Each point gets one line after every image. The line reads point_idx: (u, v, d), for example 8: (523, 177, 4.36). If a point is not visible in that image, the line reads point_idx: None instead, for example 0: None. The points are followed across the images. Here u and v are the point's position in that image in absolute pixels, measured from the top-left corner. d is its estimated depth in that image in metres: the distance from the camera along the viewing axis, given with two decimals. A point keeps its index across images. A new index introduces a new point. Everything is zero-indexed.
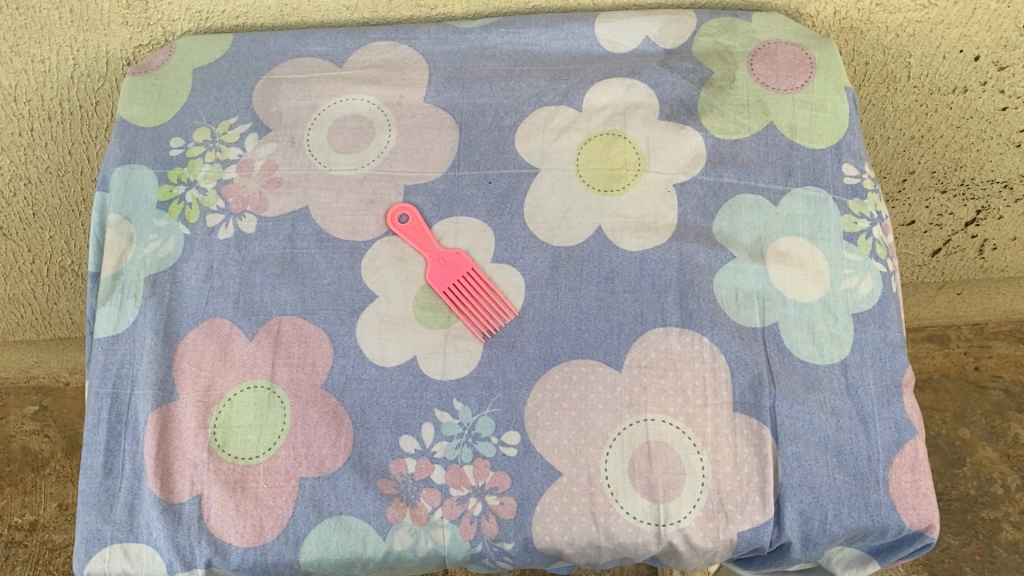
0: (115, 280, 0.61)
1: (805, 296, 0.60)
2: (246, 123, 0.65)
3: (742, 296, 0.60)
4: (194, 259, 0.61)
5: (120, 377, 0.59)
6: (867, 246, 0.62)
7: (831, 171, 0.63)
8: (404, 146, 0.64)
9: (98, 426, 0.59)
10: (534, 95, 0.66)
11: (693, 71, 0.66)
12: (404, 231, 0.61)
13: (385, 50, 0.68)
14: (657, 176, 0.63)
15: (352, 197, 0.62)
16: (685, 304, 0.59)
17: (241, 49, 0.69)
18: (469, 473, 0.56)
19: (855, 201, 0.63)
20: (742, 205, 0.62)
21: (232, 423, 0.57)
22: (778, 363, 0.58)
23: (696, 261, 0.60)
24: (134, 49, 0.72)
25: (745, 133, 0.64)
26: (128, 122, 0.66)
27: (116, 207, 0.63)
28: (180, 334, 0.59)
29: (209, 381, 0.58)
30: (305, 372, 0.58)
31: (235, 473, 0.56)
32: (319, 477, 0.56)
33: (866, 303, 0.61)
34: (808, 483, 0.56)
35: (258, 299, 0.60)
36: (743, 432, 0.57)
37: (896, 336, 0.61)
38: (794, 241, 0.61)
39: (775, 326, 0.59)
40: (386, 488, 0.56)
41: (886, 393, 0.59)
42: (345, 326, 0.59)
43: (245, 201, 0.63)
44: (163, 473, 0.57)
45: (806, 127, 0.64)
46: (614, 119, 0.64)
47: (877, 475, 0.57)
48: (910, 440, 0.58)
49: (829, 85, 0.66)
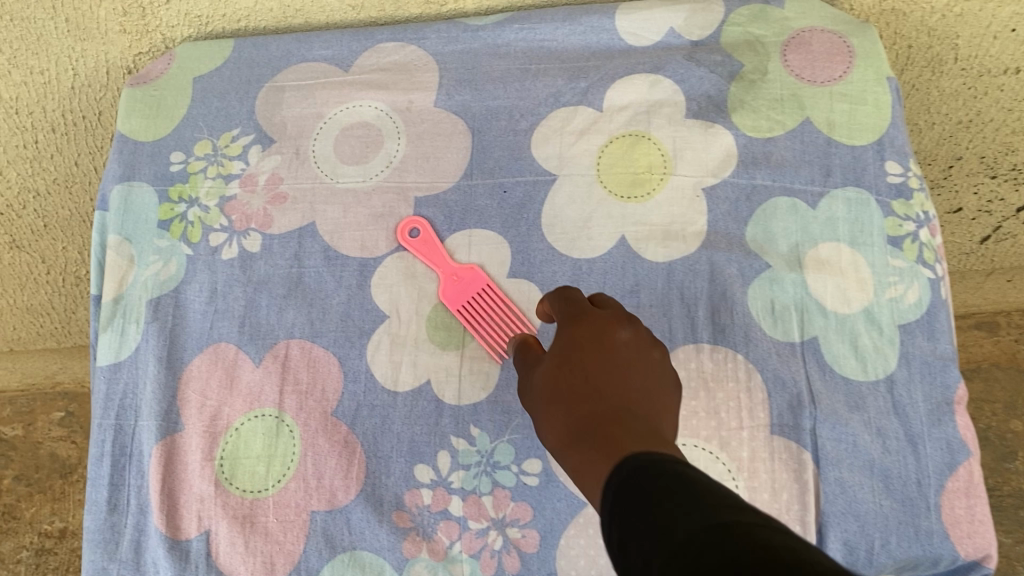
0: (117, 304, 0.58)
1: (846, 307, 0.56)
2: (249, 135, 0.62)
3: (778, 308, 0.56)
4: (197, 281, 0.58)
5: (123, 407, 0.56)
6: (914, 250, 0.57)
7: (872, 170, 0.59)
8: (415, 155, 0.61)
9: (101, 460, 0.56)
10: (552, 95, 0.62)
11: (722, 65, 0.62)
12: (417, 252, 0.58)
13: (393, 52, 0.64)
14: (684, 180, 0.59)
15: (361, 211, 0.59)
16: (718, 319, 0.56)
17: (242, 54, 0.65)
18: (488, 505, 0.53)
19: (900, 201, 0.58)
20: (777, 209, 0.58)
21: (240, 455, 0.54)
22: (819, 382, 0.55)
23: (727, 271, 0.57)
24: (134, 58, 0.70)
25: (779, 130, 0.60)
26: (126, 136, 0.63)
27: (116, 227, 0.60)
28: (184, 360, 0.57)
29: (215, 410, 0.55)
30: (314, 399, 0.55)
31: (243, 508, 0.54)
32: (331, 510, 0.53)
33: (913, 312, 0.56)
34: (852, 511, 0.53)
35: (265, 322, 0.57)
36: (782, 456, 0.53)
37: (948, 348, 0.56)
38: (834, 247, 0.57)
39: (814, 341, 0.55)
40: (401, 520, 0.53)
41: (937, 411, 0.55)
42: (356, 349, 0.56)
43: (249, 218, 0.59)
44: (169, 509, 0.54)
45: (845, 123, 0.60)
46: (637, 119, 0.61)
47: (928, 501, 0.53)
48: (964, 462, 0.54)
49: (869, 76, 0.61)
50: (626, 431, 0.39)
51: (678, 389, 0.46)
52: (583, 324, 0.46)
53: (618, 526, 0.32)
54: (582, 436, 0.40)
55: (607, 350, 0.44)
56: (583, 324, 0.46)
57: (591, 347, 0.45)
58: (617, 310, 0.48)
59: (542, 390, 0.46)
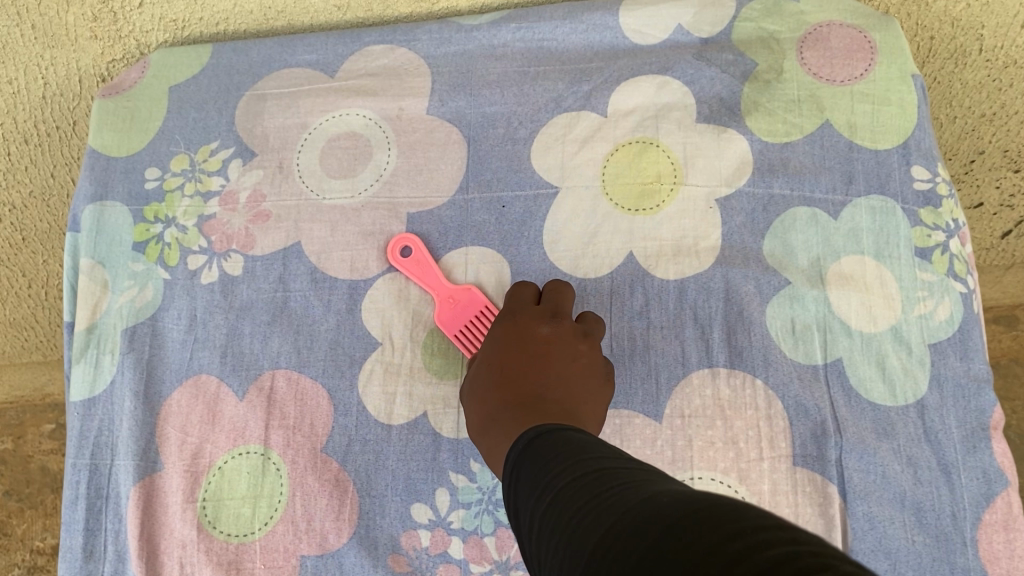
0: (90, 334, 0.55)
1: (872, 326, 0.52)
2: (228, 148, 0.58)
3: (799, 328, 0.52)
4: (175, 307, 0.54)
5: (99, 445, 0.53)
6: (943, 262, 0.53)
7: (898, 176, 0.55)
8: (407, 167, 0.57)
9: (76, 503, 0.52)
10: (552, 100, 0.58)
11: (734, 64, 0.57)
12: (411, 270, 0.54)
13: (381, 55, 0.60)
14: (696, 190, 0.55)
15: (350, 229, 0.55)
16: (734, 341, 0.52)
17: (221, 60, 0.61)
18: (491, 546, 0.49)
19: (928, 209, 0.54)
20: (796, 220, 0.54)
21: (224, 496, 0.51)
22: (844, 408, 0.51)
23: (744, 289, 0.53)
24: (108, 65, 0.66)
25: (797, 134, 0.56)
26: (98, 152, 0.59)
27: (88, 250, 0.56)
28: (162, 394, 0.53)
29: (196, 448, 0.52)
30: (303, 434, 0.52)
31: (229, 553, 0.50)
32: (322, 555, 0.50)
33: (944, 330, 0.52)
34: (883, 548, 0.49)
35: (248, 351, 0.53)
36: (805, 490, 0.49)
37: (982, 368, 0.52)
38: (858, 260, 0.53)
39: (838, 364, 0.52)
40: (398, 565, 0.50)
41: (971, 438, 0.51)
42: (346, 380, 0.53)
43: (230, 238, 0.55)
44: (149, 556, 0.50)
45: (868, 126, 0.56)
46: (644, 125, 0.56)
47: (963, 536, 0.49)
48: (1001, 493, 0.50)
49: (893, 74, 0.57)
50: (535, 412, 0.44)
51: (608, 379, 0.50)
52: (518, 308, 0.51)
53: (529, 493, 0.36)
54: (496, 416, 0.46)
55: (536, 338, 0.50)
56: (517, 303, 0.52)
57: (521, 337, 0.50)
58: (562, 301, 0.52)
59: (472, 383, 0.49)
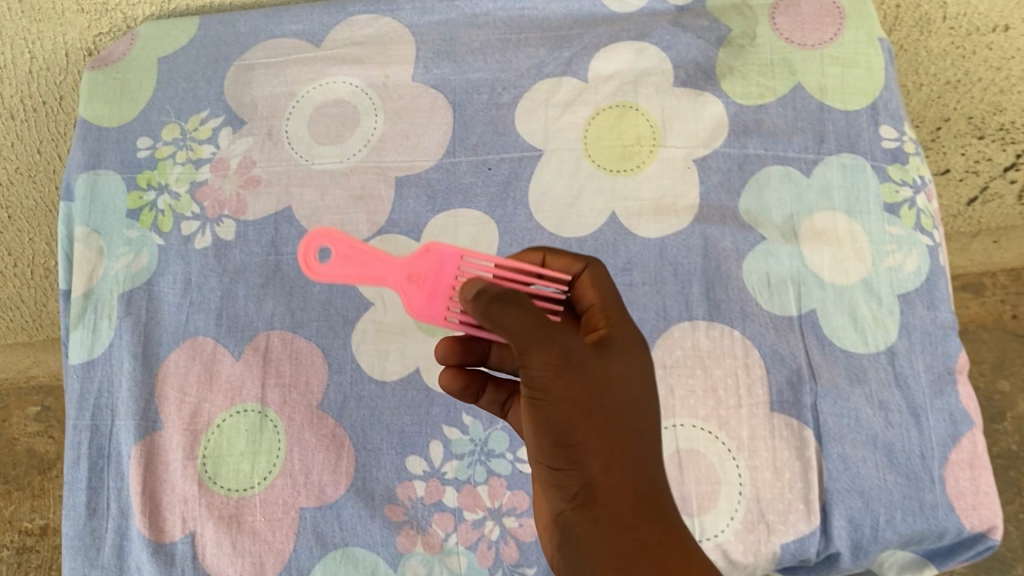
0: (87, 299, 0.56)
1: (844, 278, 0.54)
2: (218, 117, 0.59)
3: (774, 281, 0.55)
4: (170, 272, 0.56)
5: (99, 407, 0.54)
6: (911, 216, 0.56)
7: (866, 135, 0.57)
8: (393, 133, 0.58)
9: (78, 463, 0.53)
10: (534, 66, 0.59)
11: (709, 30, 0.59)
12: (335, 245, 0.43)
13: (366, 25, 0.61)
14: (674, 152, 0.57)
15: (339, 193, 0.57)
16: (712, 295, 0.55)
17: (209, 32, 0.62)
18: (484, 494, 0.51)
19: (896, 166, 0.57)
20: (770, 178, 0.57)
21: (223, 452, 0.52)
22: (818, 356, 0.53)
23: (722, 245, 0.55)
24: (94, 38, 0.67)
25: (770, 97, 0.58)
26: (89, 123, 0.60)
27: (83, 218, 0.57)
28: (160, 355, 0.54)
29: (195, 407, 0.53)
30: (298, 392, 0.53)
31: (230, 507, 0.51)
32: (320, 507, 0.51)
33: (912, 281, 0.55)
34: (856, 487, 0.51)
35: (243, 313, 0.55)
36: (782, 434, 0.52)
37: (948, 316, 0.55)
38: (830, 215, 0.56)
39: (812, 314, 0.54)
40: (394, 515, 0.51)
41: (939, 381, 0.53)
42: (340, 339, 0.54)
43: (222, 204, 0.57)
44: (151, 511, 0.52)
45: (838, 87, 0.58)
46: (624, 89, 0.58)
47: (932, 475, 0.51)
48: (967, 433, 0.52)
49: (861, 37, 0.59)
50: (642, 446, 0.37)
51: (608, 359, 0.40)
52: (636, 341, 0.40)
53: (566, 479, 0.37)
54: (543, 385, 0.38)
55: (653, 401, 0.39)
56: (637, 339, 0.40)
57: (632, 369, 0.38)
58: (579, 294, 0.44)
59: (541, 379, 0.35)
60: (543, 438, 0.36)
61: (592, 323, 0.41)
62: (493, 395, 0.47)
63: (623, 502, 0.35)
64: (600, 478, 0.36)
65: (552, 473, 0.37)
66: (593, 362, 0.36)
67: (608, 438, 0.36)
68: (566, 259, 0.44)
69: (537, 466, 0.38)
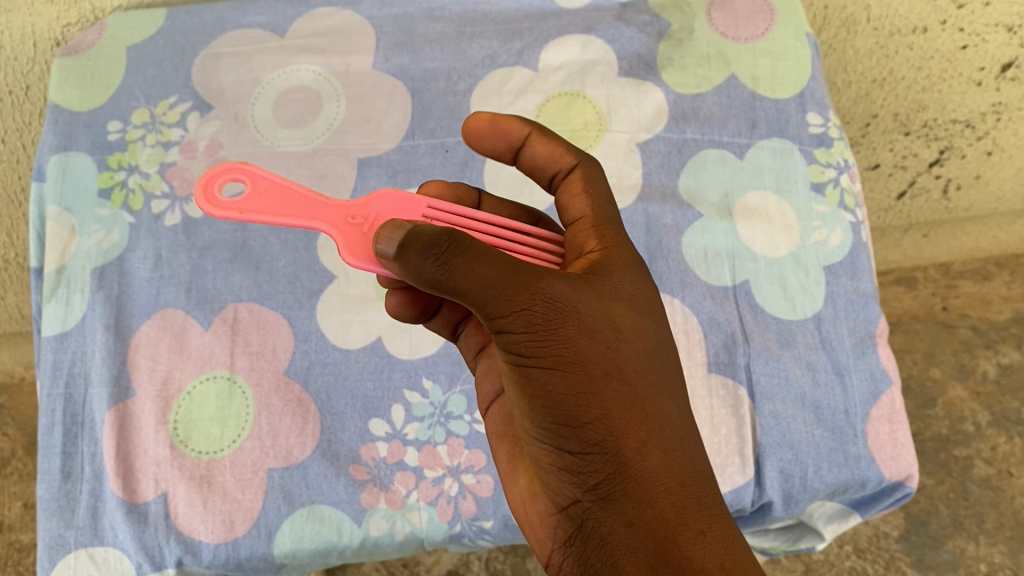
0: (60, 275, 0.58)
1: (775, 251, 0.59)
2: (186, 102, 0.62)
3: (711, 254, 0.59)
4: (141, 248, 0.58)
5: (73, 375, 0.56)
6: (835, 195, 0.61)
7: (794, 122, 0.62)
8: (355, 118, 0.62)
9: (52, 430, 0.55)
10: (487, 57, 0.63)
11: (650, 25, 0.64)
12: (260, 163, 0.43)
13: (328, 16, 0.64)
14: (618, 136, 0.62)
15: (304, 173, 0.60)
16: (654, 267, 0.59)
17: (176, 22, 0.64)
18: (443, 453, 0.55)
19: (821, 149, 0.62)
20: (706, 160, 0.61)
21: (193, 417, 0.55)
22: (751, 321, 0.58)
23: (663, 221, 0.60)
24: (63, 28, 0.69)
25: (707, 86, 0.63)
26: (61, 107, 0.62)
27: (54, 198, 0.60)
28: (132, 327, 0.57)
29: (166, 374, 0.55)
30: (265, 359, 0.56)
31: (200, 469, 0.54)
32: (288, 467, 0.54)
33: (837, 254, 0.59)
34: (787, 441, 0.55)
35: (212, 287, 0.58)
36: (719, 393, 0.56)
37: (869, 286, 0.60)
38: (761, 194, 0.60)
39: (746, 284, 0.58)
40: (358, 473, 0.54)
41: (861, 344, 0.58)
42: (304, 310, 0.57)
43: (190, 183, 0.60)
44: (125, 473, 0.54)
45: (768, 77, 0.63)
46: (572, 78, 0.63)
47: (855, 429, 0.56)
48: (886, 391, 0.57)
49: (789, 32, 0.64)
50: (641, 400, 0.37)
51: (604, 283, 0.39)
52: (624, 285, 0.39)
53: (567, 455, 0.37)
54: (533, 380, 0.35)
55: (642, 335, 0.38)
56: (629, 286, 0.39)
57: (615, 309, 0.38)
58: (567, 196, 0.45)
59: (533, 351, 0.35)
60: (549, 421, 0.36)
61: (582, 235, 0.42)
62: (447, 316, 0.49)
63: (653, 475, 0.36)
64: (629, 465, 0.36)
65: (566, 462, 0.36)
66: (591, 332, 0.36)
67: (627, 425, 0.36)
68: (553, 148, 0.46)
69: (537, 454, 0.38)
